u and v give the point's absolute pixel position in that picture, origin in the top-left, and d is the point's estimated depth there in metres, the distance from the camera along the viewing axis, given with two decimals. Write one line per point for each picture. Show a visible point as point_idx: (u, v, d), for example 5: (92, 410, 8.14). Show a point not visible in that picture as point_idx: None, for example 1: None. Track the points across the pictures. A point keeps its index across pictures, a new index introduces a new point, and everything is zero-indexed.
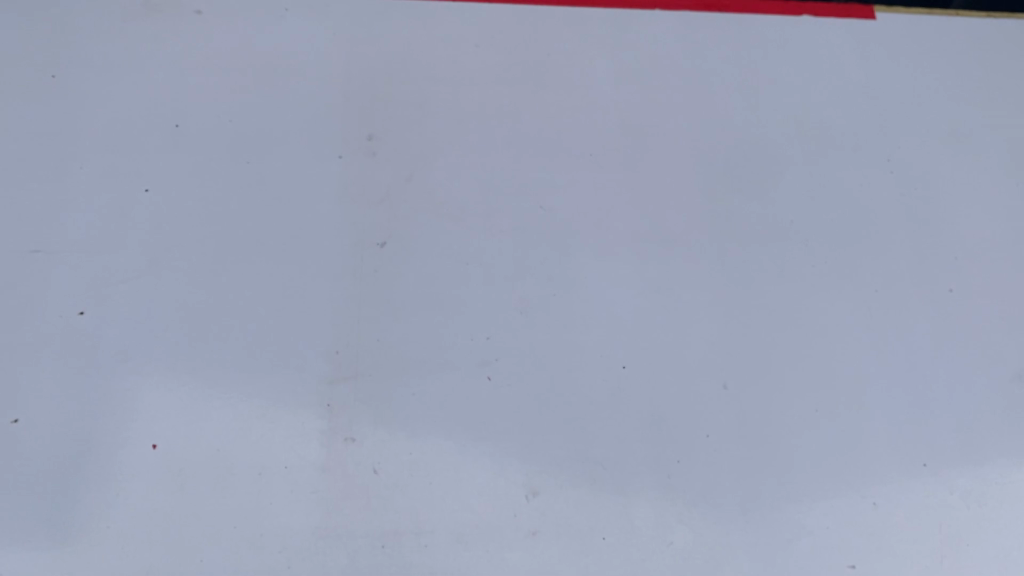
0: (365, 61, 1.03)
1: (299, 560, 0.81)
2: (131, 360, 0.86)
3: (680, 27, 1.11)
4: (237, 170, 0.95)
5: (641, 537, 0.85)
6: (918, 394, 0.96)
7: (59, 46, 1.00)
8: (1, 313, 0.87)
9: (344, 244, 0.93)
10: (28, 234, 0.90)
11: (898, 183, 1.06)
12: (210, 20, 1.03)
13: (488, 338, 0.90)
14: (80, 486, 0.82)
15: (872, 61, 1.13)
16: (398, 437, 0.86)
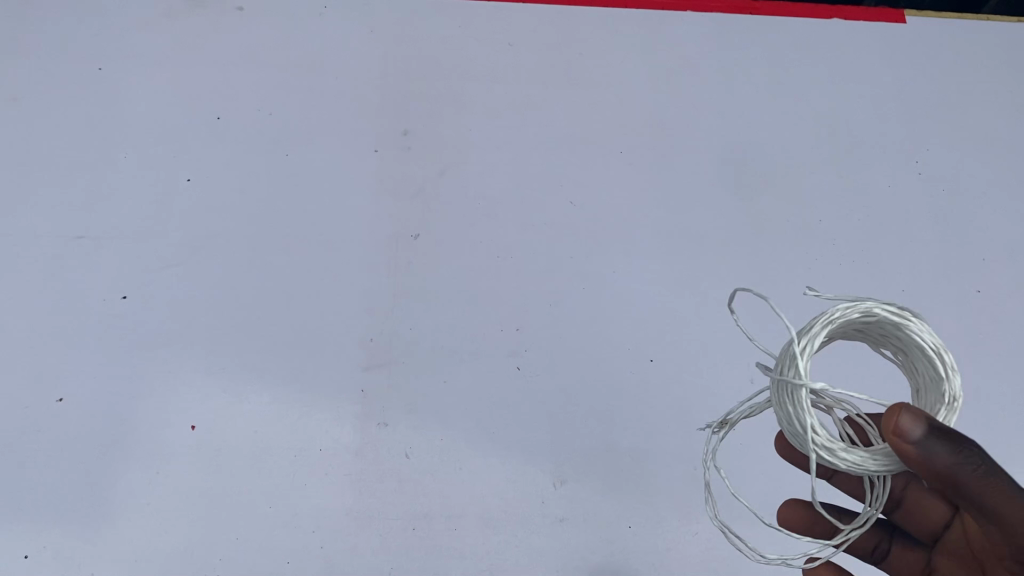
0: (404, 59, 1.06)
1: (332, 540, 0.82)
2: (172, 344, 0.89)
3: (712, 28, 1.13)
4: (276, 161, 0.98)
5: (668, 526, 0.86)
6: (947, 389, 0.95)
7: (108, 41, 1.04)
8: (46, 294, 0.90)
9: (379, 235, 0.95)
10: (75, 219, 0.94)
11: (927, 183, 1.07)
12: (252, 16, 1.06)
13: (518, 329, 0.92)
14: (122, 463, 0.84)
15: (904, 64, 1.14)
16: (430, 426, 0.87)
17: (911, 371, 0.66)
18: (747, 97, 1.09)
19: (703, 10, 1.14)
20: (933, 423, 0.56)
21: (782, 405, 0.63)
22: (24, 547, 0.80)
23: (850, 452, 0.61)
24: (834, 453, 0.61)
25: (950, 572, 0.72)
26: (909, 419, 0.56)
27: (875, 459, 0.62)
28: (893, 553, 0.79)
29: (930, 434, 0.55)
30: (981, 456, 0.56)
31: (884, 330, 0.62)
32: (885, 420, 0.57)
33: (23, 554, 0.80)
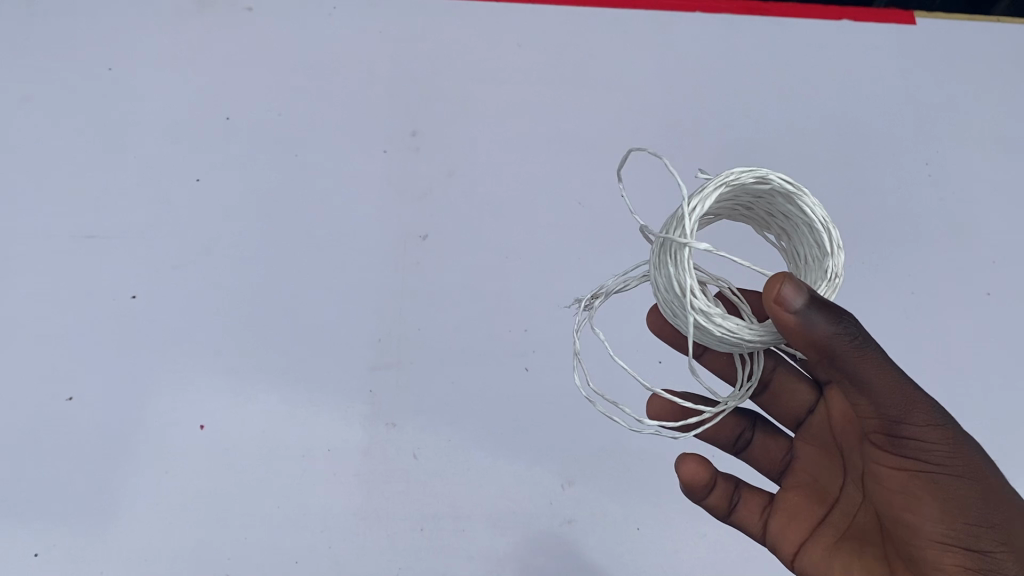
0: (413, 60, 1.06)
1: (340, 541, 0.83)
2: (181, 343, 0.90)
3: (722, 28, 1.13)
4: (286, 162, 0.99)
5: (675, 528, 0.87)
6: (955, 392, 0.95)
7: (118, 40, 1.04)
8: (56, 293, 0.91)
9: (388, 236, 0.96)
10: (84, 219, 0.94)
11: (937, 185, 1.07)
12: (262, 16, 1.07)
13: (526, 330, 0.92)
14: (131, 462, 0.85)
15: (914, 66, 1.14)
16: (438, 426, 0.88)
17: (785, 246, 0.73)
18: (756, 98, 1.09)
19: (714, 11, 1.14)
20: (815, 295, 0.53)
21: (665, 268, 0.66)
22: (34, 546, 0.81)
23: (725, 319, 0.64)
24: (710, 317, 0.64)
25: (811, 455, 0.77)
26: (792, 288, 0.53)
27: (750, 331, 0.65)
28: (755, 441, 0.82)
29: (811, 304, 0.53)
30: (858, 327, 0.54)
31: (775, 199, 0.67)
32: (766, 288, 0.53)
33: (34, 552, 0.81)
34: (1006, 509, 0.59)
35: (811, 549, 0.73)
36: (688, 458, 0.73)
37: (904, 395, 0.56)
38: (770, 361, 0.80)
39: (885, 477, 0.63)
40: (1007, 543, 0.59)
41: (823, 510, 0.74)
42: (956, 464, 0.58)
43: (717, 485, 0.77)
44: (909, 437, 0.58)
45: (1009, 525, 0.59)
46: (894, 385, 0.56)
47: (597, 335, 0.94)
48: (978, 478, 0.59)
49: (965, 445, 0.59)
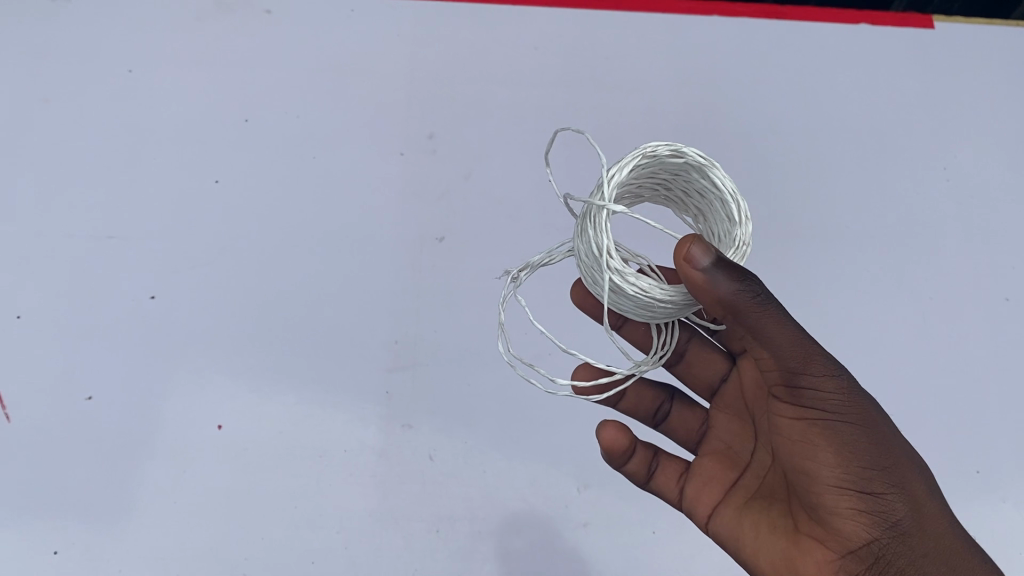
0: (430, 62, 1.07)
1: (356, 541, 0.83)
2: (200, 344, 0.90)
3: (739, 32, 1.13)
4: (303, 164, 0.99)
5: (691, 532, 0.87)
6: (972, 398, 0.94)
7: (139, 43, 1.05)
8: (75, 293, 0.91)
9: (405, 238, 0.96)
10: (105, 220, 0.95)
11: (956, 189, 1.06)
12: (281, 19, 1.08)
13: (542, 332, 0.93)
14: (150, 462, 0.85)
15: (933, 69, 1.14)
16: (454, 428, 0.88)
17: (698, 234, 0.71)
18: (773, 101, 1.09)
19: (730, 14, 1.14)
20: (722, 254, 0.54)
21: (581, 234, 0.61)
22: (52, 544, 0.82)
23: (639, 278, 0.59)
24: (624, 277, 0.59)
25: (725, 424, 0.78)
26: (702, 246, 0.54)
27: (664, 291, 0.60)
28: (674, 413, 0.81)
29: (719, 261, 0.54)
30: (758, 283, 0.55)
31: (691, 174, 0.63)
32: (675, 249, 0.54)
33: (52, 550, 0.81)
34: (898, 460, 0.62)
35: (724, 512, 0.72)
36: (608, 424, 0.72)
37: (802, 350, 0.58)
38: (684, 333, 0.82)
39: (789, 432, 0.63)
40: (900, 491, 0.61)
41: (736, 473, 0.74)
42: (850, 413, 0.60)
43: (636, 451, 0.76)
44: (808, 387, 0.60)
45: (900, 475, 0.61)
46: (793, 340, 0.57)
47: (520, 302, 0.94)
48: (869, 430, 0.61)
49: (861, 397, 0.61)
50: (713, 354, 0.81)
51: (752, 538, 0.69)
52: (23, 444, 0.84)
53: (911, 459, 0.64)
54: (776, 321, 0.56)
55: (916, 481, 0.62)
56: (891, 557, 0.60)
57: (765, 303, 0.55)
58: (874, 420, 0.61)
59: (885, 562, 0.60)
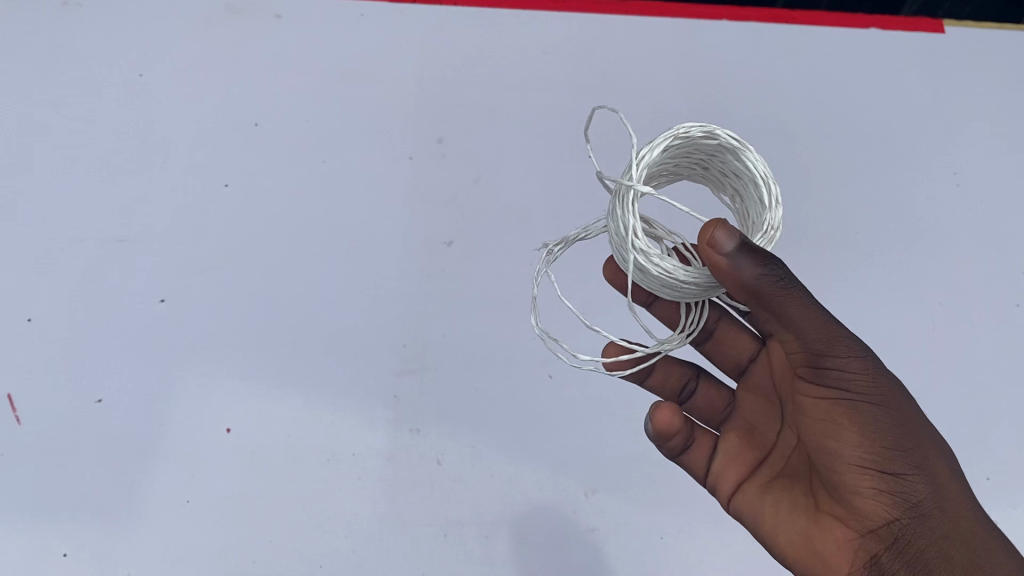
0: (439, 67, 1.07)
1: (364, 545, 0.83)
2: (209, 347, 0.90)
3: (748, 37, 1.13)
4: (313, 168, 1.00)
5: (700, 537, 0.86)
6: (983, 404, 0.94)
7: (149, 48, 1.06)
8: (85, 296, 0.92)
9: (414, 242, 0.96)
10: (115, 223, 0.96)
11: (967, 194, 1.06)
12: (290, 23, 1.08)
13: (550, 336, 0.93)
14: (159, 465, 0.85)
15: (942, 74, 1.14)
16: (462, 432, 0.88)
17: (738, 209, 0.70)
18: (782, 105, 1.09)
19: (739, 19, 1.15)
20: (746, 237, 0.55)
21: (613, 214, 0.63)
22: (62, 546, 0.82)
23: (664, 259, 0.61)
24: (649, 258, 0.61)
25: (750, 404, 0.75)
26: (727, 230, 0.54)
27: (688, 272, 0.62)
28: (699, 391, 0.79)
29: (743, 245, 0.54)
30: (782, 264, 0.55)
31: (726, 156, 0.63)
32: (700, 233, 0.55)
33: (61, 552, 0.82)
34: (921, 444, 0.61)
35: (747, 491, 0.72)
36: (662, 406, 0.69)
37: (825, 331, 0.57)
38: (715, 310, 0.78)
39: (811, 411, 0.63)
40: (922, 473, 0.60)
41: (764, 452, 0.73)
42: (872, 394, 0.59)
43: (680, 430, 0.73)
44: (832, 367, 0.59)
45: (924, 459, 0.60)
46: (816, 319, 0.57)
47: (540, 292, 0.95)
48: (893, 412, 0.60)
49: (885, 379, 0.60)
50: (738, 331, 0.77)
51: (773, 518, 0.69)
52: (33, 446, 0.84)
53: (937, 442, 0.62)
54: (800, 301, 0.56)
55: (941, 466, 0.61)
56: (909, 536, 0.60)
57: (787, 286, 0.55)
58: (896, 402, 0.60)
59: (904, 542, 0.60)
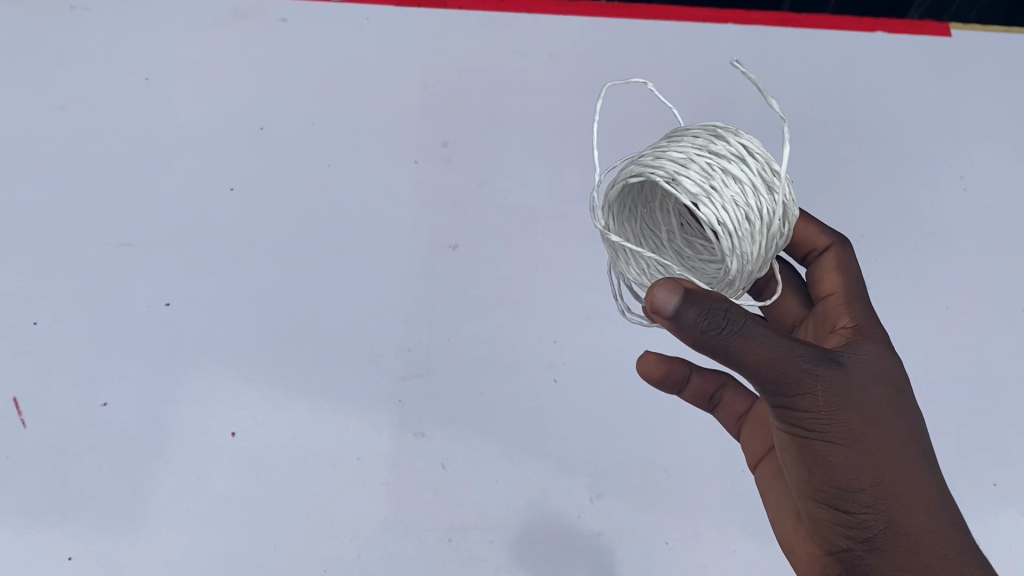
0: (444, 70, 1.07)
1: (368, 549, 0.83)
2: (214, 351, 0.90)
3: (754, 40, 1.13)
4: (318, 172, 1.00)
5: (705, 542, 0.86)
6: (990, 408, 0.93)
7: (155, 52, 1.06)
8: (90, 300, 0.92)
9: (419, 246, 0.96)
10: (120, 227, 0.96)
11: (974, 197, 1.06)
12: (296, 27, 1.08)
13: (555, 340, 0.93)
14: (164, 468, 0.85)
15: (948, 77, 1.13)
16: (467, 436, 0.88)
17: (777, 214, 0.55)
18: (787, 109, 1.08)
19: (745, 22, 1.15)
20: (690, 292, 0.51)
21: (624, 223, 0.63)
22: (67, 550, 0.82)
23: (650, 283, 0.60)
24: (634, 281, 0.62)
25: None
26: (665, 293, 0.51)
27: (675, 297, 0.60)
28: None
29: (687, 304, 0.50)
30: (722, 312, 0.50)
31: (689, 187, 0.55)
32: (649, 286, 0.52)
33: (67, 556, 0.82)
34: (892, 480, 0.54)
35: (766, 467, 0.72)
36: (648, 355, 0.74)
37: (780, 371, 0.51)
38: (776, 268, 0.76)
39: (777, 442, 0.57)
40: (882, 516, 0.54)
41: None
42: (832, 433, 0.53)
43: (693, 381, 0.77)
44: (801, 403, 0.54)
45: (888, 500, 0.54)
46: (766, 362, 0.51)
47: (547, 297, 0.95)
48: (855, 451, 0.53)
49: (850, 413, 0.53)
50: (792, 294, 0.73)
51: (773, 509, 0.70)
52: (39, 450, 0.85)
53: (917, 473, 0.55)
54: (745, 346, 0.50)
55: (915, 501, 0.54)
56: (866, 574, 0.55)
57: (729, 335, 0.50)
58: (860, 439, 0.53)
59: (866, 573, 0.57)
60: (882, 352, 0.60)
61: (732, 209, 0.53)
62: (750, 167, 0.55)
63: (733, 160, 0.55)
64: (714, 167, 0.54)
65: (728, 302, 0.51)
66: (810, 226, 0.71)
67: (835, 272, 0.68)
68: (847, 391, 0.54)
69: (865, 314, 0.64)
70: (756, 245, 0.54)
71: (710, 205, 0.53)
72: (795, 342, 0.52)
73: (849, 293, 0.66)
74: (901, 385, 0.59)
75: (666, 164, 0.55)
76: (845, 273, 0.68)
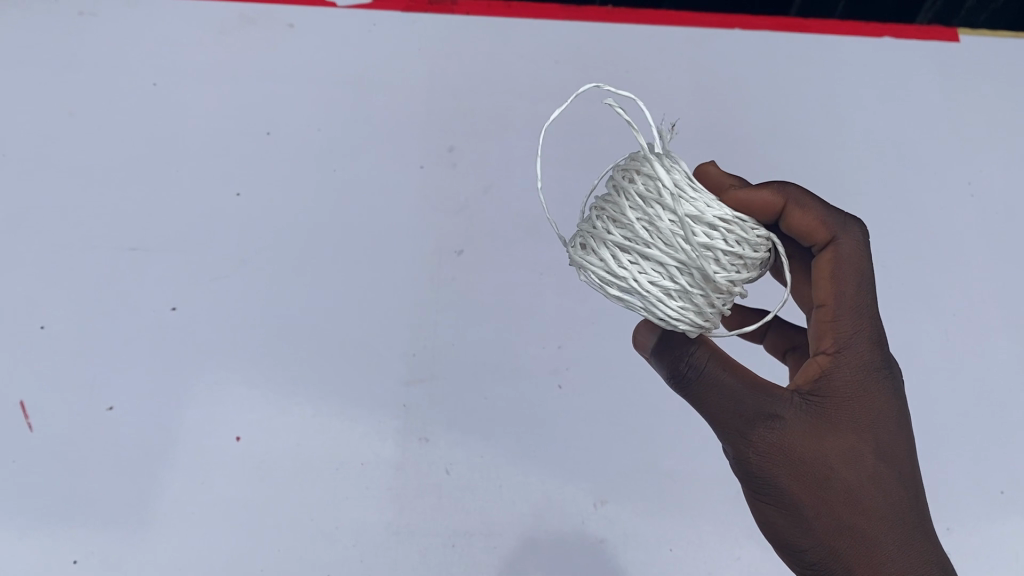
0: (450, 75, 1.07)
1: (371, 554, 0.83)
2: (219, 354, 0.90)
3: (761, 45, 1.13)
4: (324, 177, 1.00)
5: (710, 548, 0.86)
6: (998, 415, 0.92)
7: (162, 57, 1.06)
8: (96, 304, 0.92)
9: (424, 251, 0.96)
10: (127, 232, 0.96)
11: (982, 202, 1.05)
12: (303, 31, 1.08)
13: (560, 346, 0.92)
14: (169, 473, 0.85)
15: (955, 82, 1.13)
16: (471, 442, 0.87)
17: (711, 277, 0.51)
18: (794, 114, 1.08)
19: (751, 28, 1.14)
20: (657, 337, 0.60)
21: None
22: (73, 553, 0.82)
23: None
24: None
25: None
26: (644, 336, 0.62)
27: None
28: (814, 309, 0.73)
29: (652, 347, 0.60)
30: (682, 357, 0.59)
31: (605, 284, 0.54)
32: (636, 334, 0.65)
33: (72, 559, 0.82)
34: (833, 536, 0.56)
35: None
36: None
37: (724, 422, 0.59)
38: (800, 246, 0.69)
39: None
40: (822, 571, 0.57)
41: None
42: (771, 492, 0.58)
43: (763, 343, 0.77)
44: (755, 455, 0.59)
45: (827, 558, 0.56)
46: (719, 410, 0.59)
47: (551, 302, 0.95)
48: (794, 509, 0.57)
49: (788, 471, 0.57)
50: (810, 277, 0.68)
51: None
52: (45, 453, 0.85)
53: (865, 527, 0.56)
54: (703, 392, 0.59)
55: (860, 559, 0.55)
56: None
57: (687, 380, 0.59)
58: (797, 498, 0.57)
59: None
60: (851, 390, 0.58)
61: (659, 301, 0.51)
62: (668, 245, 0.50)
63: (650, 241, 0.50)
64: (631, 256, 0.51)
65: (690, 351, 0.59)
66: (810, 216, 0.63)
67: (831, 277, 0.62)
68: (789, 447, 0.57)
69: (849, 338, 0.60)
70: (703, 309, 0.52)
71: (640, 303, 0.52)
72: (747, 393, 0.58)
73: (839, 308, 0.60)
74: (870, 430, 0.58)
75: (591, 266, 0.53)
76: (843, 279, 0.61)
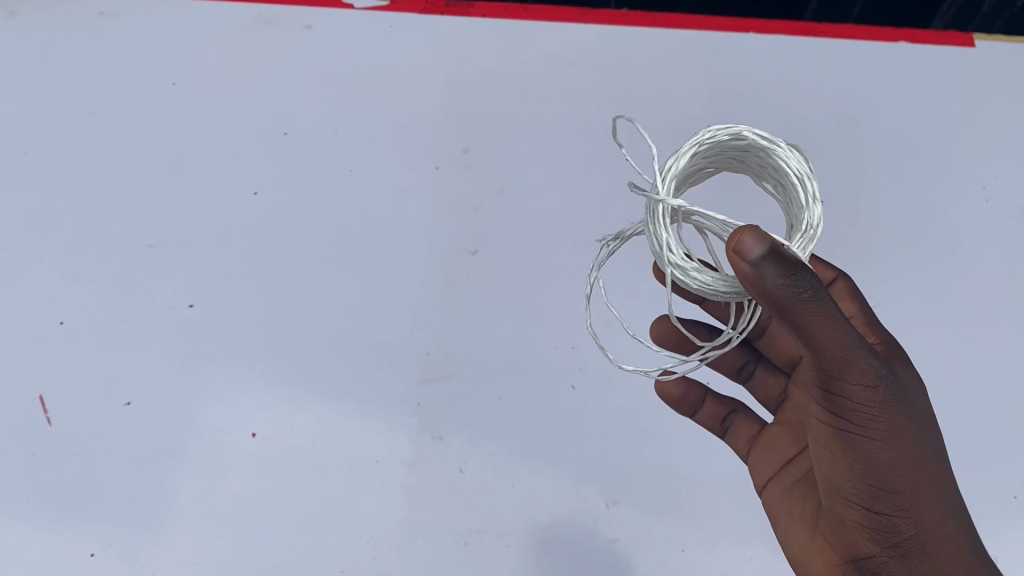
0: (465, 78, 1.08)
1: (385, 552, 0.84)
2: (236, 352, 0.91)
3: (775, 49, 1.14)
4: (340, 177, 1.01)
5: (722, 550, 0.86)
6: (1011, 420, 0.93)
7: (180, 58, 1.07)
8: (115, 301, 0.93)
9: (439, 251, 0.97)
10: (145, 230, 0.97)
11: (995, 208, 1.05)
12: (319, 31, 1.09)
13: (573, 347, 0.93)
14: (185, 468, 0.86)
15: (969, 86, 1.13)
16: (484, 441, 0.88)
17: None
18: (808, 118, 1.09)
19: (765, 32, 1.15)
20: (777, 245, 0.49)
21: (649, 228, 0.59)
22: (89, 546, 0.83)
23: (700, 272, 0.58)
24: (686, 273, 0.58)
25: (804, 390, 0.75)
26: (754, 238, 0.49)
27: (727, 285, 0.58)
28: (757, 374, 0.83)
29: (768, 256, 0.49)
30: (809, 275, 0.50)
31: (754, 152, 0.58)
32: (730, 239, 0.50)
33: (88, 552, 0.83)
34: (919, 477, 0.58)
35: (773, 486, 0.75)
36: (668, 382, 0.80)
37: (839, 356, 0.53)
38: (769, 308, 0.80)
39: (815, 431, 0.60)
40: (908, 514, 0.59)
41: (795, 451, 0.75)
42: (872, 433, 0.56)
43: (708, 406, 0.81)
44: (844, 395, 0.56)
45: (914, 498, 0.59)
46: (839, 346, 0.53)
47: (564, 303, 0.95)
48: (891, 451, 0.57)
49: (894, 416, 0.57)
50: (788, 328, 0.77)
51: (785, 521, 0.72)
52: (63, 447, 0.86)
53: (936, 472, 0.60)
54: (827, 323, 0.52)
55: (934, 497, 0.59)
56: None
57: (815, 304, 0.51)
58: (899, 442, 0.57)
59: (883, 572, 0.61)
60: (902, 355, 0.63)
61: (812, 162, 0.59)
62: None
63: None
64: None
65: (816, 272, 0.51)
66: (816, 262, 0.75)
67: (850, 300, 0.72)
68: (891, 389, 0.56)
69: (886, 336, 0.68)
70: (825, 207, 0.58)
71: (798, 155, 0.57)
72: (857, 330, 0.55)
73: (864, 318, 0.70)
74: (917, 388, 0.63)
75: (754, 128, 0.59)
76: (859, 300, 0.71)
